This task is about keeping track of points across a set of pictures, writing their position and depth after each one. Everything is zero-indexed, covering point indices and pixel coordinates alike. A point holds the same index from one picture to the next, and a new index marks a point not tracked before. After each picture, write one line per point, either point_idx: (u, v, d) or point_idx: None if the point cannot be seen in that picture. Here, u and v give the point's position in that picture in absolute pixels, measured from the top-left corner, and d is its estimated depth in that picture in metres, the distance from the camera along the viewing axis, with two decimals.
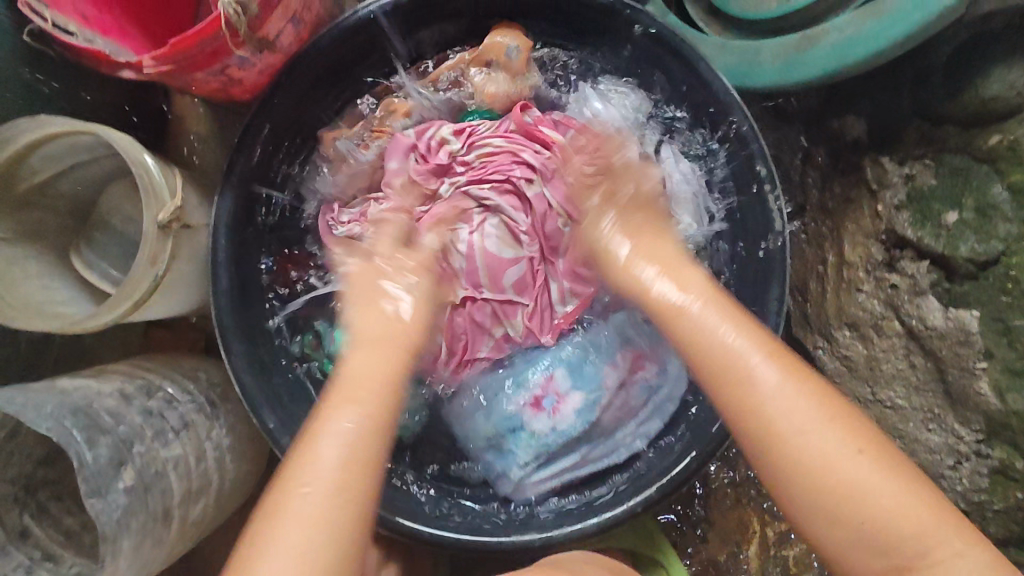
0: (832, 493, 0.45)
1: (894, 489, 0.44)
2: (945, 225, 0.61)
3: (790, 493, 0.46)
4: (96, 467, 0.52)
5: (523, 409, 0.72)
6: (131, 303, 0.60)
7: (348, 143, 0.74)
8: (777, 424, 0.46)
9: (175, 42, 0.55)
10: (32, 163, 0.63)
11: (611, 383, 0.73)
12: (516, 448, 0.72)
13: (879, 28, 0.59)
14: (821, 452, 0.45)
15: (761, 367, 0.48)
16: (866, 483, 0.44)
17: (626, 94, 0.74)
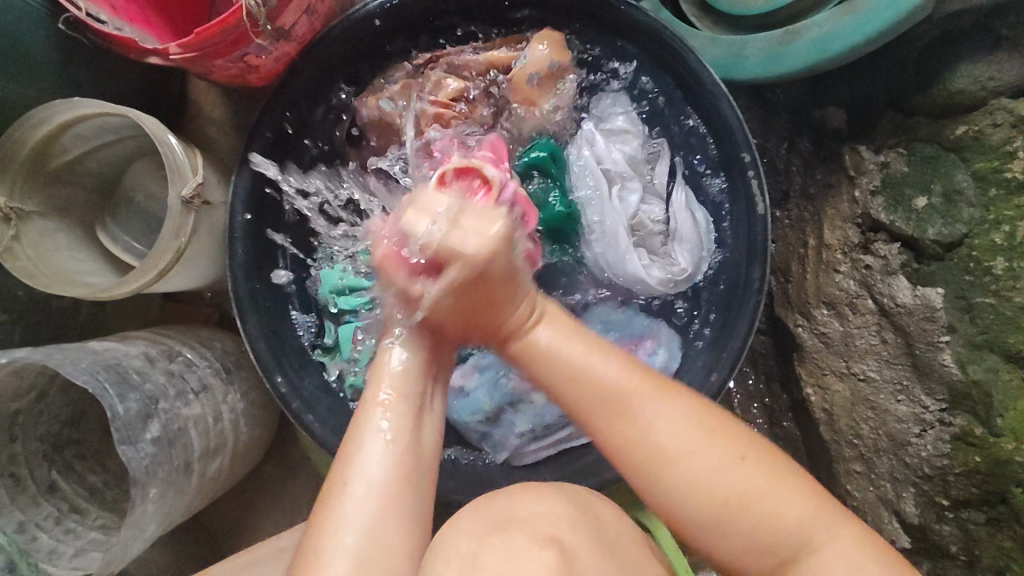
0: (713, 495, 0.51)
1: (759, 484, 0.51)
2: (915, 209, 0.65)
3: (668, 495, 0.52)
4: (126, 418, 0.57)
5: (521, 384, 0.75)
6: (155, 275, 0.65)
7: (388, 104, 0.76)
8: (662, 455, 0.52)
9: (200, 31, 0.59)
10: (63, 141, 0.67)
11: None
12: (514, 419, 0.75)
13: (856, 24, 0.63)
14: (694, 462, 0.51)
15: (655, 405, 0.52)
16: (736, 479, 0.51)
17: (629, 127, 0.79)
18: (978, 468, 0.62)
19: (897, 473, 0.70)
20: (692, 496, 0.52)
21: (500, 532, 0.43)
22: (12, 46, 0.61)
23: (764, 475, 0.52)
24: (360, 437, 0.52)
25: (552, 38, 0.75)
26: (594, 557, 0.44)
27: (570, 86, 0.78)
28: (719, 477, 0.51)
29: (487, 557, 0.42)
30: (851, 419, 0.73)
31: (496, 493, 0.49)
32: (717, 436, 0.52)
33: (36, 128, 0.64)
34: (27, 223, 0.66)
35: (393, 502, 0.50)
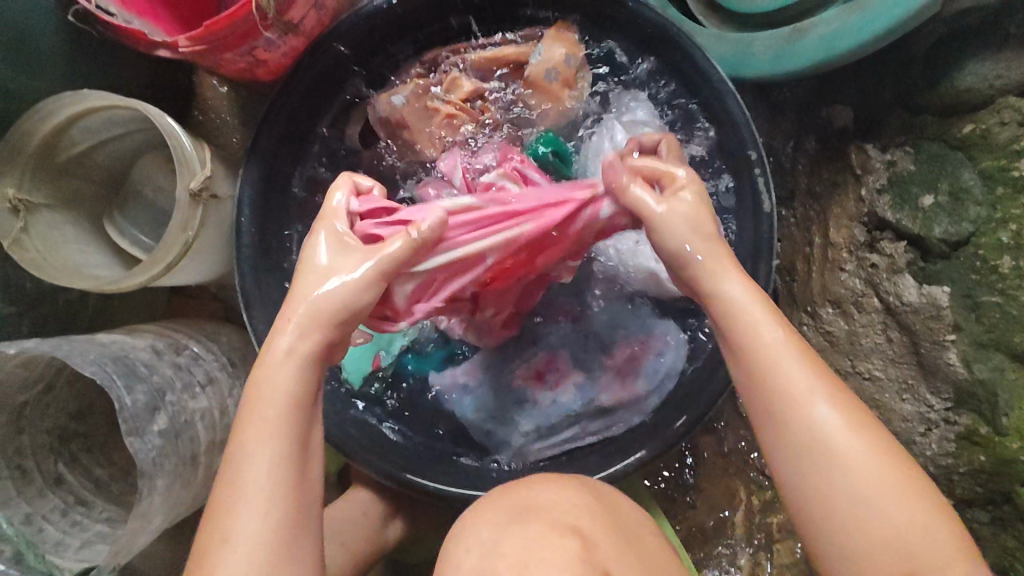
0: (853, 498, 0.45)
1: (893, 488, 0.45)
2: (922, 207, 0.65)
3: (790, 474, 0.47)
4: (133, 410, 0.57)
5: (525, 382, 0.75)
6: (163, 268, 0.65)
7: (400, 99, 0.76)
8: (804, 416, 0.47)
9: (208, 24, 0.59)
10: (72, 135, 0.67)
11: (611, 365, 0.74)
12: (518, 418, 0.75)
13: (864, 21, 0.63)
14: (848, 454, 0.46)
15: (798, 368, 0.48)
16: (875, 491, 0.45)
17: (648, 121, 0.76)
18: (983, 467, 0.63)
19: None
20: (825, 502, 0.46)
21: (520, 521, 0.43)
22: (21, 39, 0.61)
23: (900, 494, 0.45)
24: (237, 480, 0.47)
25: (564, 35, 0.75)
26: (614, 543, 0.43)
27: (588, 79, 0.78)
28: (863, 484, 0.45)
29: (506, 542, 0.41)
30: None
31: (508, 487, 0.49)
32: (876, 446, 0.46)
33: (45, 121, 0.64)
34: (35, 216, 0.66)
35: (280, 548, 0.46)
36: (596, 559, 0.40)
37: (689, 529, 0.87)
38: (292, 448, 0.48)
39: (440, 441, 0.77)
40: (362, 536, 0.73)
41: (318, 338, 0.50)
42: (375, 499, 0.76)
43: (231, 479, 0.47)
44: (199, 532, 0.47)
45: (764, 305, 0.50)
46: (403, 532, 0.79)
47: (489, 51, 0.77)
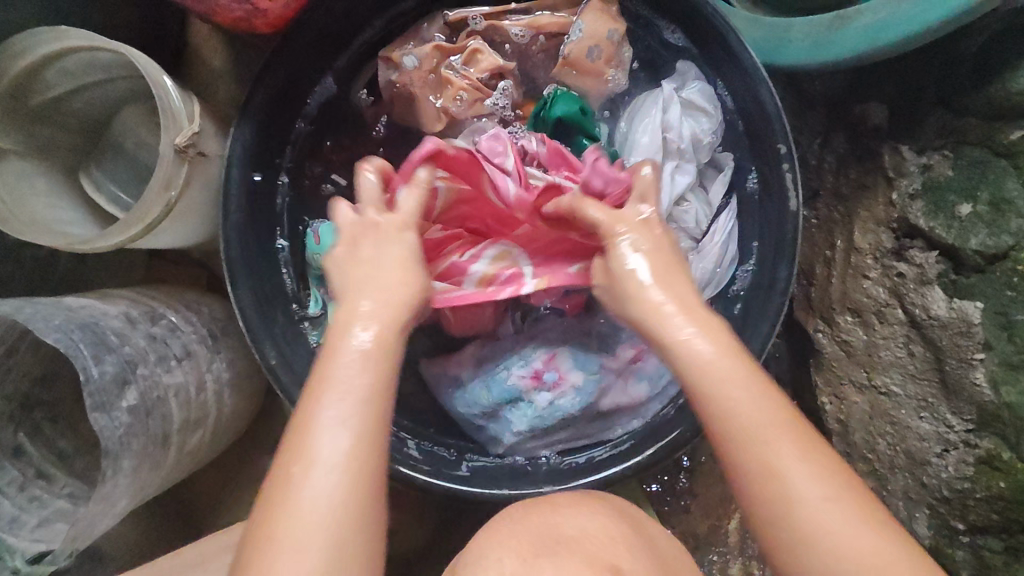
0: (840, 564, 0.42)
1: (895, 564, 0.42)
2: (959, 216, 0.61)
3: (779, 548, 0.44)
4: (100, 383, 0.52)
5: (520, 382, 0.69)
6: (142, 228, 0.60)
7: (413, 60, 0.72)
8: (788, 496, 0.43)
9: None
10: (45, 75, 0.61)
11: (614, 369, 0.70)
12: (511, 417, 0.69)
13: (916, 10, 0.58)
14: (826, 525, 0.43)
15: (799, 457, 0.44)
16: (851, 541, 0.42)
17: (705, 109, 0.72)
18: (1002, 495, 0.59)
19: (911, 492, 0.67)
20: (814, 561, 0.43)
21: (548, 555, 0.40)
22: None
23: (860, 520, 0.43)
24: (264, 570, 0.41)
25: (606, 9, 0.71)
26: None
27: (628, 57, 0.74)
28: (849, 549, 0.42)
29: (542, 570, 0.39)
30: (866, 432, 0.70)
31: (536, 504, 0.48)
32: (865, 516, 0.43)
33: (17, 58, 0.58)
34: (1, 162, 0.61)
35: None
36: None
37: (681, 536, 0.84)
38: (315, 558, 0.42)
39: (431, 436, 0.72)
40: None
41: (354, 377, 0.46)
42: None
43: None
44: None
45: (731, 367, 0.47)
46: None
47: (522, 19, 0.73)
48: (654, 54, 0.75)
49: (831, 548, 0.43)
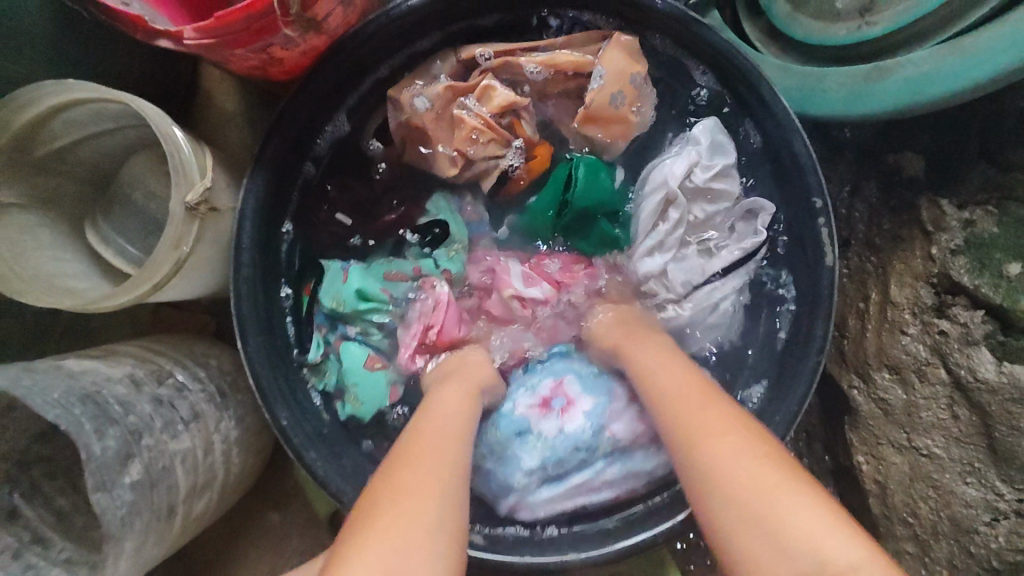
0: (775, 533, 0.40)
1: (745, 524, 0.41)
2: (1007, 275, 0.59)
3: (714, 507, 0.44)
4: (103, 460, 0.48)
5: (529, 411, 0.67)
6: (149, 287, 0.57)
7: (423, 101, 0.69)
8: (687, 438, 0.48)
9: (221, 13, 0.51)
10: (53, 127, 0.59)
11: (626, 394, 0.67)
12: (522, 454, 0.66)
13: (959, 66, 0.56)
14: (724, 456, 0.45)
15: (705, 403, 0.50)
16: (779, 508, 0.41)
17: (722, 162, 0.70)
18: None
19: (957, 563, 0.63)
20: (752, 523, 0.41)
21: None
22: None
23: (765, 469, 0.43)
24: None
25: (630, 47, 0.68)
26: None
27: (650, 98, 0.71)
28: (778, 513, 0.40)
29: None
30: (906, 497, 0.66)
31: None
32: (765, 458, 0.44)
33: (24, 109, 0.56)
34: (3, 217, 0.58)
35: None
36: None
37: None
38: None
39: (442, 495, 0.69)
40: None
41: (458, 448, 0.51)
42: None
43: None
44: None
45: (684, 377, 0.55)
46: None
47: (541, 56, 0.69)
48: (679, 100, 0.73)
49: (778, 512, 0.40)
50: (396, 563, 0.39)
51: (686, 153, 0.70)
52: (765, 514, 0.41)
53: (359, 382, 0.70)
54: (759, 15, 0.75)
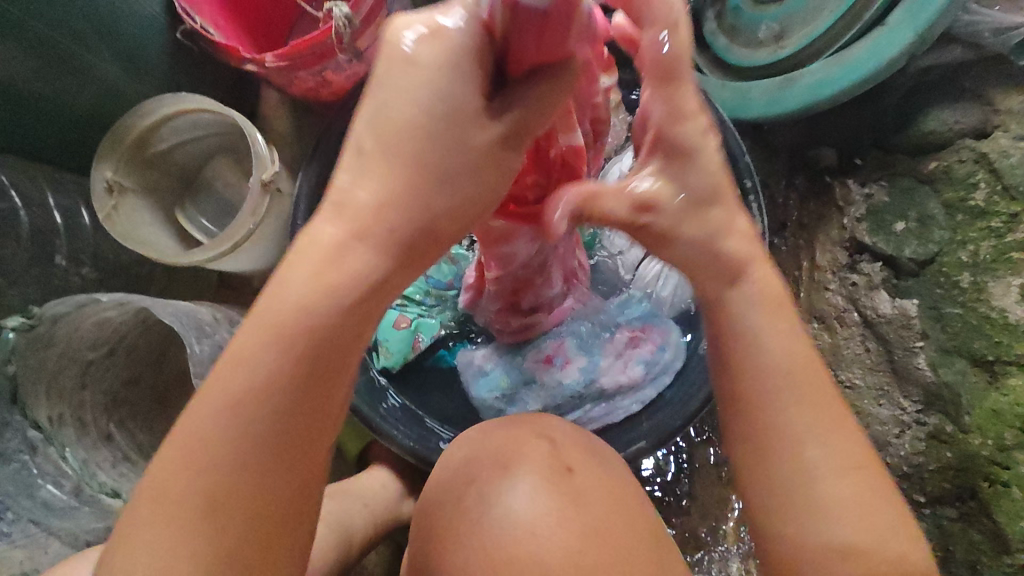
0: (789, 433, 0.45)
1: (774, 432, 0.45)
2: (895, 232, 0.74)
3: (734, 389, 0.47)
4: (200, 357, 0.65)
5: (534, 365, 0.83)
6: (230, 246, 0.74)
7: None
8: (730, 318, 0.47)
9: (294, 44, 0.71)
10: (162, 133, 0.78)
11: (612, 351, 0.83)
12: (527, 398, 0.82)
13: (843, 72, 0.74)
14: (778, 360, 0.46)
15: (748, 280, 0.47)
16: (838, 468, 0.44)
17: None
18: (950, 463, 0.70)
19: None
20: (784, 437, 0.45)
21: (508, 429, 0.52)
22: (132, 45, 0.72)
23: (797, 399, 0.45)
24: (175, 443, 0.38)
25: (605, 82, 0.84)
26: (594, 469, 0.50)
27: (624, 120, 0.86)
28: (793, 425, 0.45)
29: (488, 440, 0.52)
30: None
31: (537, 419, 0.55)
32: (814, 393, 0.45)
33: (145, 116, 0.74)
34: (123, 198, 0.77)
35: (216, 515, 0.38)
36: (562, 456, 0.49)
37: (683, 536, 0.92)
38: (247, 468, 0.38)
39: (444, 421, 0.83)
40: (380, 504, 0.79)
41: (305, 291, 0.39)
42: (394, 477, 0.83)
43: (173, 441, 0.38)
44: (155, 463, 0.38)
45: (713, 185, 0.46)
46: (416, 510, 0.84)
47: None
48: None
49: (790, 429, 0.45)
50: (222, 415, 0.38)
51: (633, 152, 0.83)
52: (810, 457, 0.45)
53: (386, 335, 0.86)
54: (704, 49, 0.94)
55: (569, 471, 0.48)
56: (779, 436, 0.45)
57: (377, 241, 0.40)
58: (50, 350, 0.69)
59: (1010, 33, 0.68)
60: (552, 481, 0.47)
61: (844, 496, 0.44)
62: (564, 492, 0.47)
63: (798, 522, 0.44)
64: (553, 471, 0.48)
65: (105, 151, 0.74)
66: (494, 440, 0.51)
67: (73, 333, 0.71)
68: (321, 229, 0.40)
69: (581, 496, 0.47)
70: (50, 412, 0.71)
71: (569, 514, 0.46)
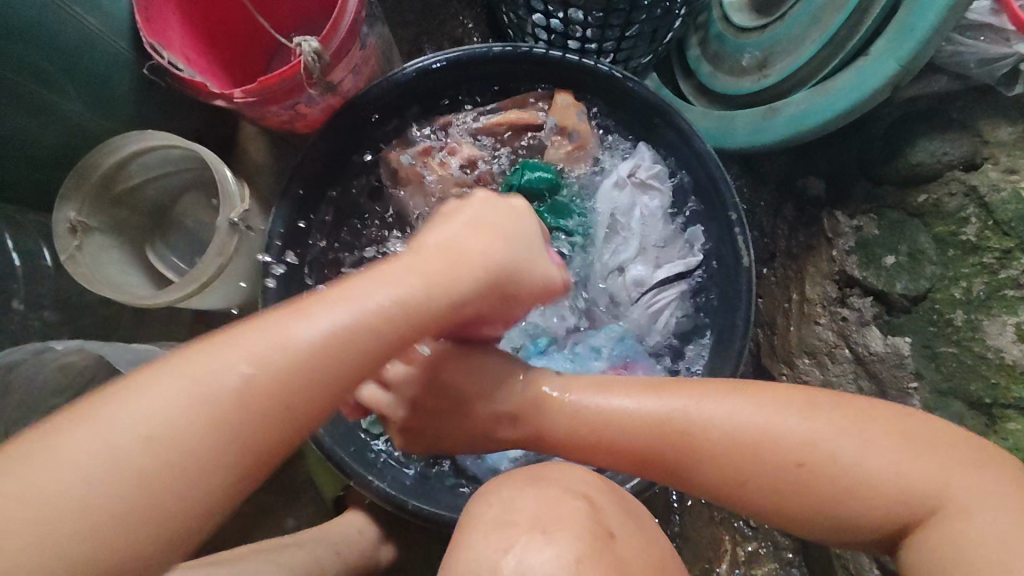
0: (836, 479, 0.52)
1: (814, 442, 0.53)
2: (885, 266, 0.72)
3: (805, 519, 0.53)
4: None
5: None
6: (198, 285, 0.72)
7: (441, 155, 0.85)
8: (783, 487, 0.53)
9: (262, 80, 0.69)
10: (129, 170, 0.76)
11: None
12: None
13: (827, 102, 0.72)
14: (784, 461, 0.53)
15: (767, 445, 0.54)
16: (734, 415, 0.56)
17: (656, 184, 0.84)
18: None
19: None
20: (833, 489, 0.52)
21: (537, 484, 0.48)
22: (98, 82, 0.70)
23: (794, 415, 0.54)
24: (110, 425, 0.43)
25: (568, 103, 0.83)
26: (629, 532, 0.45)
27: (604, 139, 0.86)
28: (837, 464, 0.52)
29: (521, 501, 0.46)
30: None
31: (542, 466, 0.52)
32: (793, 423, 0.54)
33: (110, 154, 0.72)
34: (89, 237, 0.74)
35: (141, 460, 0.43)
36: (602, 521, 0.45)
37: None
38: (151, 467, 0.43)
39: (420, 462, 0.80)
40: (354, 553, 0.75)
41: (183, 410, 0.44)
42: (371, 522, 0.79)
43: (74, 428, 0.43)
44: (54, 422, 0.44)
45: (642, 413, 0.59)
46: (395, 557, 0.81)
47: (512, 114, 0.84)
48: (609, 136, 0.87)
49: (843, 479, 0.52)
50: (208, 418, 0.45)
51: (628, 163, 0.85)
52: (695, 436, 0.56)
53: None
54: (687, 77, 0.93)
55: (610, 537, 0.44)
56: (847, 490, 0.52)
57: (182, 409, 0.44)
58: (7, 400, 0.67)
59: (997, 64, 0.65)
60: (595, 549, 0.42)
61: (881, 459, 0.51)
62: (609, 561, 0.42)
63: (926, 510, 0.50)
64: (595, 536, 0.43)
65: (69, 191, 0.71)
66: (490, 504, 0.47)
67: (32, 381, 0.68)
68: (321, 319, 0.49)
69: (624, 564, 0.42)
70: None
71: None
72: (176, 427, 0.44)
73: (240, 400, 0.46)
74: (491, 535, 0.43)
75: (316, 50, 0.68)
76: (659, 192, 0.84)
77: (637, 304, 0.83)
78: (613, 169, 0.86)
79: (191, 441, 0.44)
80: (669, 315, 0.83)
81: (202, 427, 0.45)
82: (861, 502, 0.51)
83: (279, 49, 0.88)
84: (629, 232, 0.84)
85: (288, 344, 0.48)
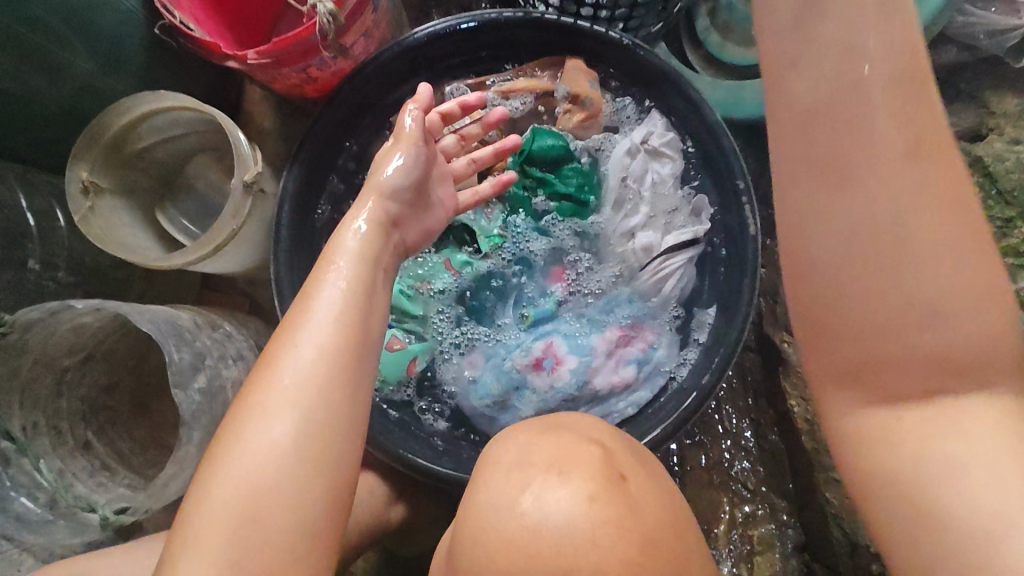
0: (962, 414, 0.43)
1: (981, 358, 0.43)
2: None
3: (891, 406, 0.45)
4: (180, 365, 0.63)
5: (524, 370, 0.81)
6: (211, 248, 0.72)
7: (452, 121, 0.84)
8: (912, 368, 0.44)
9: (276, 40, 0.68)
10: (140, 131, 0.75)
11: (603, 350, 0.82)
12: (519, 404, 0.81)
13: None
14: (941, 355, 0.43)
15: (946, 320, 0.42)
16: (945, 317, 0.42)
17: (664, 152, 0.84)
18: None
19: None
20: (943, 425, 0.44)
21: (549, 433, 0.49)
22: (110, 41, 0.69)
23: (983, 337, 0.43)
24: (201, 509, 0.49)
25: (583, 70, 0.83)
26: (639, 475, 0.46)
27: (615, 106, 0.86)
28: (962, 392, 0.43)
29: (536, 447, 0.47)
30: None
31: (545, 418, 0.53)
32: (983, 327, 0.43)
33: (122, 115, 0.72)
34: (100, 199, 0.74)
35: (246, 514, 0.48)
36: (613, 463, 0.45)
37: None
38: (254, 502, 0.48)
39: (430, 424, 0.82)
40: (368, 511, 0.76)
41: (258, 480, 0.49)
42: (382, 483, 0.81)
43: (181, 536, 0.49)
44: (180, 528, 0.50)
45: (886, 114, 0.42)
46: (404, 518, 0.82)
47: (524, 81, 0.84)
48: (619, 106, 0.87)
49: (961, 414, 0.43)
50: (267, 467, 0.49)
51: (639, 130, 0.84)
52: (886, 297, 0.43)
53: (380, 358, 0.81)
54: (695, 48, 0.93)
55: (621, 479, 0.44)
56: (959, 420, 0.43)
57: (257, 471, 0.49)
58: (23, 358, 0.67)
59: (1007, 35, 0.66)
60: (607, 488, 0.43)
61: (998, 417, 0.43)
62: (624, 503, 0.43)
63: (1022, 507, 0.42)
64: (607, 477, 0.44)
65: (80, 152, 0.71)
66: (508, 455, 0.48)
67: (47, 340, 0.68)
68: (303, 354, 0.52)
69: (637, 505, 0.43)
70: (24, 421, 0.68)
71: (626, 524, 0.42)
72: (246, 478, 0.49)
73: (298, 444, 0.50)
74: (509, 476, 0.45)
75: (331, 12, 0.68)
76: (669, 159, 0.84)
77: (645, 273, 0.83)
78: (622, 137, 0.86)
79: (283, 485, 0.49)
80: (675, 283, 0.83)
81: (284, 466, 0.49)
82: (955, 441, 0.43)
83: (284, 13, 0.86)
84: (636, 200, 0.85)
85: (301, 372, 0.51)
